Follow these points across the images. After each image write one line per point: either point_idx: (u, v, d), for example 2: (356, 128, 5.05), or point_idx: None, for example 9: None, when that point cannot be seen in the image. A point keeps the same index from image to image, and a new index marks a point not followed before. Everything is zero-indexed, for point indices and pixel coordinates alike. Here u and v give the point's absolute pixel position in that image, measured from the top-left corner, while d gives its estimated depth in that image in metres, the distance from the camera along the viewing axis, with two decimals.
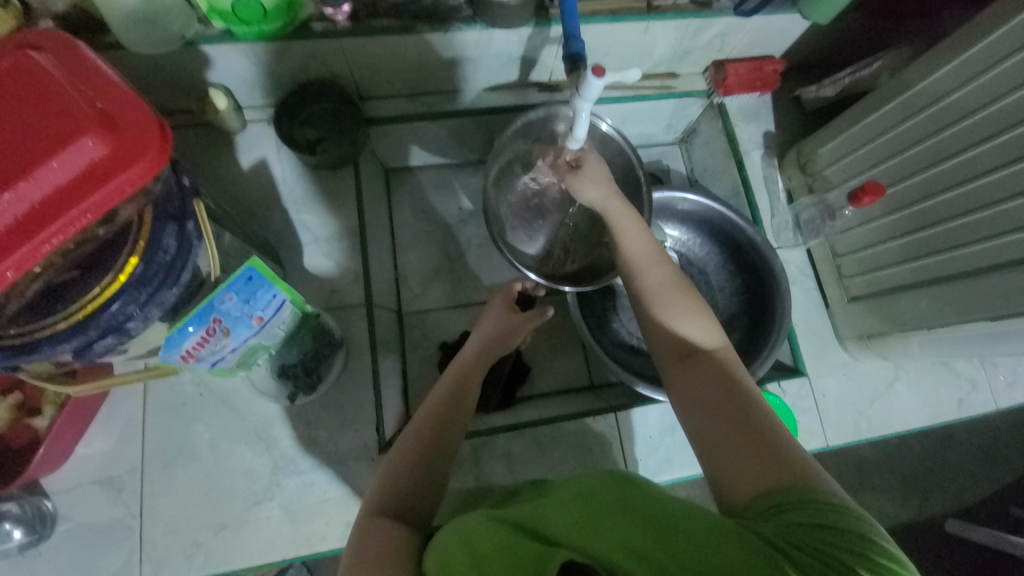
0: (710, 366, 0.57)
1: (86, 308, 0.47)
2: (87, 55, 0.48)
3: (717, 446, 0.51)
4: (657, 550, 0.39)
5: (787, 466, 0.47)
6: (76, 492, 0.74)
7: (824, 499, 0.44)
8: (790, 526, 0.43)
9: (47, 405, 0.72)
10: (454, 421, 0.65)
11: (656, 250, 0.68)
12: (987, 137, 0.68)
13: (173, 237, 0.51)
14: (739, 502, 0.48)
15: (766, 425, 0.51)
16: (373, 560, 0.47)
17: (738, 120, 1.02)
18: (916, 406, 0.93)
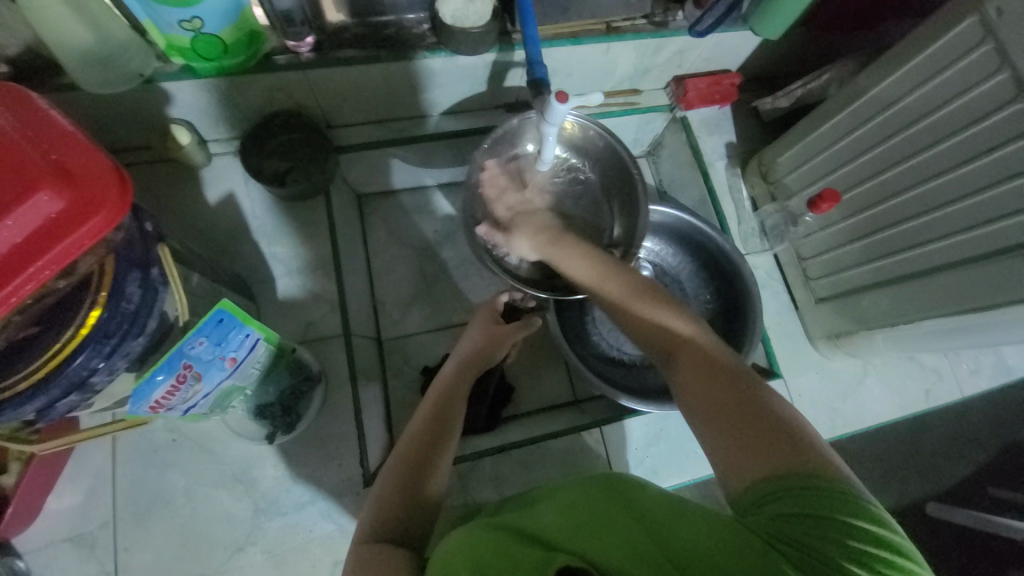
0: (688, 354, 0.56)
1: (49, 365, 0.45)
2: (41, 106, 0.46)
3: (713, 437, 0.50)
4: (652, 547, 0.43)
5: (788, 453, 0.46)
6: (44, 553, 0.70)
7: (815, 483, 0.43)
8: (778, 519, 0.43)
9: (10, 462, 0.68)
10: (447, 439, 0.64)
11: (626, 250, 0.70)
12: (937, 142, 0.71)
13: (137, 284, 0.49)
14: (738, 492, 0.47)
15: (750, 406, 0.49)
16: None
17: (700, 132, 1.06)
18: (887, 399, 0.97)
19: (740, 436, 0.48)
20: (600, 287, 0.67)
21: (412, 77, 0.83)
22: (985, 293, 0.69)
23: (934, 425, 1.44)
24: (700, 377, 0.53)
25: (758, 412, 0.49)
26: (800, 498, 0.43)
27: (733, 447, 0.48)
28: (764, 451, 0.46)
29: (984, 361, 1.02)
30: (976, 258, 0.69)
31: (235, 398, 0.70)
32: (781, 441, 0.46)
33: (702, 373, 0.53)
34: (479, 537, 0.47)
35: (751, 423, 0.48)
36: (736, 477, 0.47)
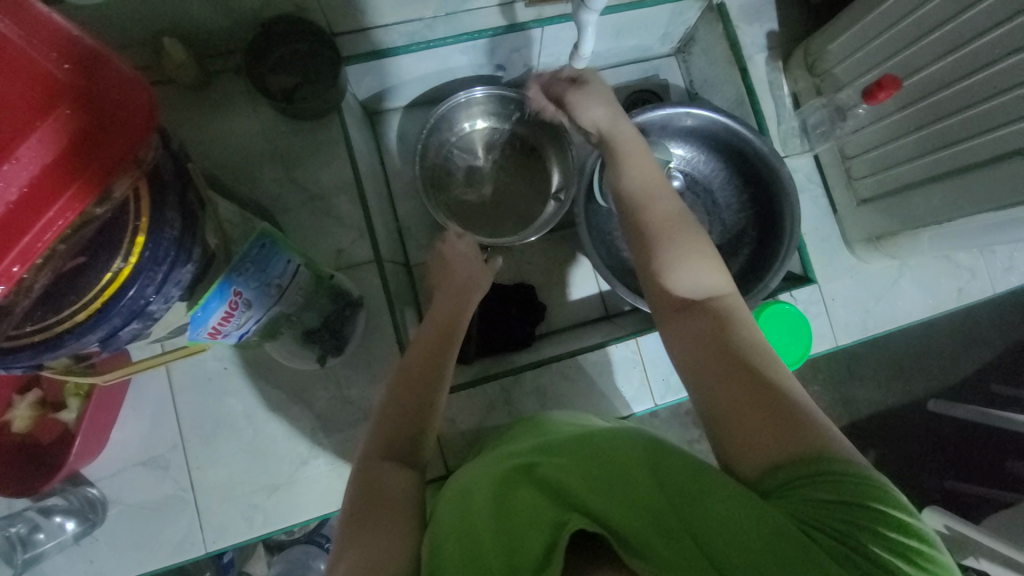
0: (711, 319, 0.58)
1: (103, 296, 0.45)
2: (30, 2, 0.40)
3: (732, 414, 0.51)
4: (675, 520, 0.44)
5: (804, 439, 0.48)
6: (121, 477, 0.74)
7: (840, 469, 0.45)
8: (808, 503, 0.44)
9: (70, 398, 0.71)
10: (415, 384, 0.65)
11: (658, 183, 0.69)
12: (1011, 16, 0.64)
13: (176, 209, 0.48)
14: (753, 474, 0.49)
15: (777, 387, 0.51)
16: (381, 497, 0.53)
17: (740, 22, 0.96)
18: (919, 299, 0.96)
19: (762, 409, 0.50)
20: (635, 213, 0.67)
21: None
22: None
23: (947, 326, 1.47)
24: (723, 345, 0.55)
25: (784, 393, 0.51)
26: (827, 480, 0.45)
27: (755, 420, 0.50)
28: (791, 431, 0.48)
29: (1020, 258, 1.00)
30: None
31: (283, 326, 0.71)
32: (806, 425, 0.49)
33: (725, 343, 0.55)
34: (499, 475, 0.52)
35: (776, 402, 0.50)
36: (754, 453, 0.49)
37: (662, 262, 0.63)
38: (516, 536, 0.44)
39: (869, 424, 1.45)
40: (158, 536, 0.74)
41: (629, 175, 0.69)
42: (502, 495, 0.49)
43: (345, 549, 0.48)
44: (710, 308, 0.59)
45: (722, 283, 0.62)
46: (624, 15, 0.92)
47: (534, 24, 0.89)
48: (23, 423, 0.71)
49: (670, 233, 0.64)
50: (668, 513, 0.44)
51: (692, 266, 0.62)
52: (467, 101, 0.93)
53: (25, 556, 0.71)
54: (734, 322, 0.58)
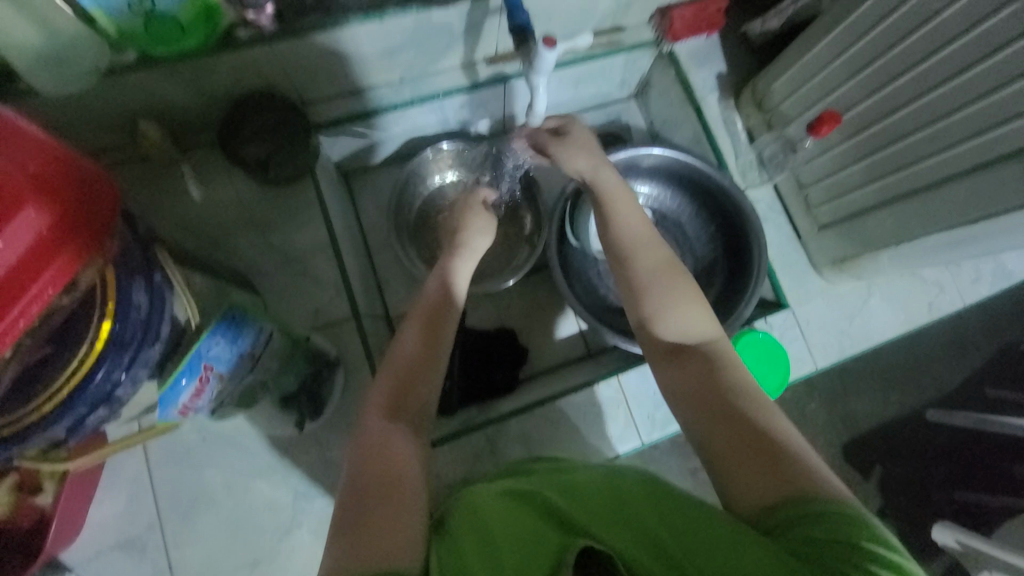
0: (702, 361, 0.60)
1: (69, 385, 0.45)
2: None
3: (724, 453, 0.53)
4: (669, 543, 0.46)
5: (796, 480, 0.49)
6: (99, 559, 0.72)
7: (833, 510, 0.45)
8: (802, 541, 0.44)
9: (46, 482, 0.69)
10: (419, 379, 0.64)
11: (646, 229, 0.72)
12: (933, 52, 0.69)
13: (143, 292, 0.49)
14: (748, 511, 0.50)
15: (769, 429, 0.53)
16: (383, 461, 0.55)
17: (690, 66, 1.02)
18: (891, 316, 0.98)
19: (754, 449, 0.51)
20: (625, 258, 0.70)
21: (373, 46, 0.79)
22: (981, 204, 0.69)
23: (932, 335, 1.49)
24: (715, 387, 0.57)
25: (776, 435, 0.52)
26: (821, 520, 0.45)
27: (749, 463, 0.51)
28: (784, 473, 0.49)
29: (984, 268, 1.03)
30: (978, 167, 0.68)
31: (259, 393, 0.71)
32: (798, 466, 0.50)
33: (715, 384, 0.57)
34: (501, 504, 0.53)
35: (768, 444, 0.51)
36: (750, 492, 0.50)
37: (653, 305, 0.65)
38: (524, 560, 0.46)
39: (867, 438, 1.44)
40: None
41: (619, 222, 0.72)
42: (508, 523, 0.50)
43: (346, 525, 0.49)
44: (700, 351, 0.61)
45: (714, 329, 0.64)
46: (579, 68, 0.98)
47: (496, 81, 0.94)
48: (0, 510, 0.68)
49: (659, 278, 0.67)
50: (663, 535, 0.47)
51: (683, 310, 0.64)
52: (435, 156, 0.99)
53: None
54: (726, 365, 0.59)
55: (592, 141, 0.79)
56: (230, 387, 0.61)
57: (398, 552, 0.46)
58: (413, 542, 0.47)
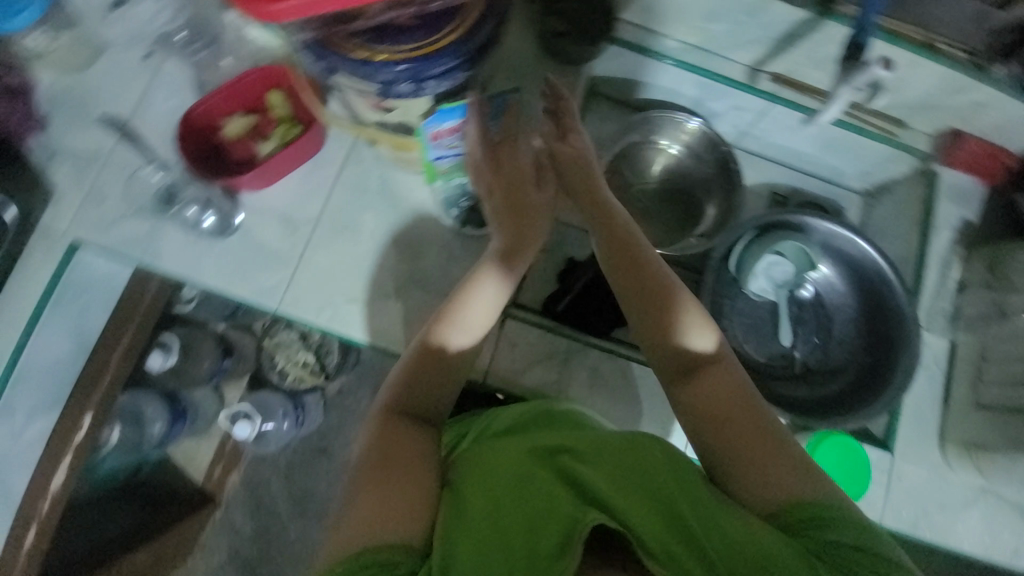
0: (716, 385, 0.68)
1: (416, 53, 0.65)
2: None
3: (749, 475, 0.64)
4: (694, 528, 0.59)
5: (812, 486, 0.63)
6: (259, 216, 0.88)
7: (823, 512, 0.61)
8: (816, 539, 0.60)
9: (275, 137, 0.86)
10: (448, 336, 0.72)
11: (666, 277, 0.74)
12: None
13: (484, 34, 0.67)
14: (769, 508, 0.63)
15: (792, 449, 0.66)
16: (410, 458, 0.66)
17: (946, 197, 0.99)
18: (978, 535, 0.90)
19: (756, 464, 0.64)
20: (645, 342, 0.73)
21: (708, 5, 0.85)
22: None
23: None
24: (738, 427, 0.66)
25: (795, 451, 0.66)
26: (830, 526, 0.60)
27: (758, 473, 0.64)
28: (804, 480, 0.64)
29: None
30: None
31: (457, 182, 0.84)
32: (812, 476, 0.64)
33: (726, 404, 0.67)
34: (491, 464, 0.69)
35: (768, 456, 0.65)
36: (767, 496, 0.64)
37: (676, 348, 0.71)
38: (539, 522, 0.60)
39: None
40: (250, 275, 0.86)
41: (630, 289, 0.74)
42: (505, 492, 0.64)
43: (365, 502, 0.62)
44: (715, 376, 0.68)
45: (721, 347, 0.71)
46: (846, 135, 0.97)
47: (768, 96, 0.96)
48: (235, 130, 0.86)
49: (681, 336, 0.71)
50: (688, 516, 0.60)
51: (697, 348, 0.70)
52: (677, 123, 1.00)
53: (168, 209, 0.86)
54: (736, 389, 0.68)
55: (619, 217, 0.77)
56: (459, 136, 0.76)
57: (400, 531, 0.60)
58: (416, 517, 0.62)
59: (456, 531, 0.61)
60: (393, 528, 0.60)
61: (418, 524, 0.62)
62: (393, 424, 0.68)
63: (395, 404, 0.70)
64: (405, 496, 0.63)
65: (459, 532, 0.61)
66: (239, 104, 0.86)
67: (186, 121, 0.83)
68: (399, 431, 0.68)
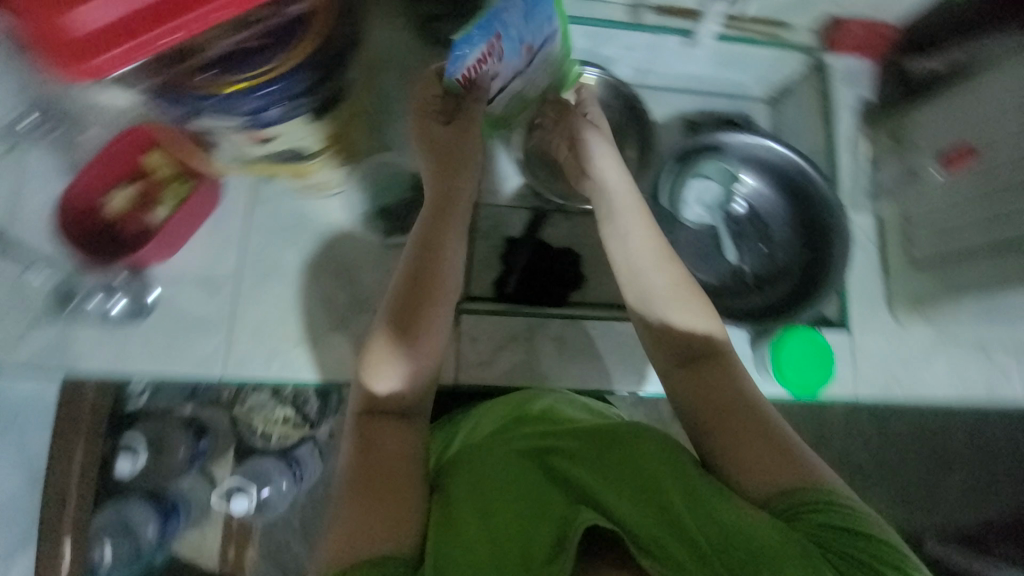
0: (716, 366, 0.64)
1: (253, 81, 0.52)
2: None
3: (749, 458, 0.59)
4: (688, 523, 0.55)
5: (811, 474, 0.58)
6: (177, 285, 0.81)
7: (821, 509, 0.55)
8: (814, 525, 0.54)
9: (168, 199, 0.77)
10: (385, 371, 0.62)
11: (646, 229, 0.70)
12: None
13: (341, 31, 0.57)
14: (762, 497, 0.58)
15: (792, 434, 0.60)
16: (389, 463, 0.58)
17: (839, 82, 1.04)
18: (944, 379, 0.96)
19: (757, 450, 0.59)
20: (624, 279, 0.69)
21: None
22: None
23: None
24: (736, 409, 0.61)
25: (796, 439, 0.60)
26: (832, 511, 0.55)
27: (756, 462, 0.58)
28: (801, 468, 0.58)
29: None
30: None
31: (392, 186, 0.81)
32: (811, 466, 0.58)
33: (732, 399, 0.62)
34: (485, 468, 0.64)
35: (766, 442, 0.59)
36: (766, 482, 0.58)
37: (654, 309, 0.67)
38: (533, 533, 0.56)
39: None
40: (187, 349, 0.80)
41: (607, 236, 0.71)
42: (502, 495, 0.60)
43: (356, 521, 0.54)
44: (715, 356, 0.65)
45: (717, 329, 0.67)
46: (734, 47, 1.02)
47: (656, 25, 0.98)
48: (119, 206, 0.74)
49: (668, 292, 0.67)
50: (680, 508, 0.56)
51: (694, 327, 0.66)
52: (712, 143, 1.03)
53: (68, 309, 0.78)
54: (737, 373, 0.64)
55: (609, 170, 0.73)
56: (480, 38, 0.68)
57: (381, 544, 0.53)
58: (409, 527, 0.56)
59: (450, 535, 0.56)
60: (379, 540, 0.53)
61: (410, 522, 0.56)
62: (372, 421, 0.61)
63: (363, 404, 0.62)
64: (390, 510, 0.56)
65: (447, 540, 0.55)
66: (115, 176, 0.74)
67: (61, 212, 0.72)
68: (379, 433, 0.60)
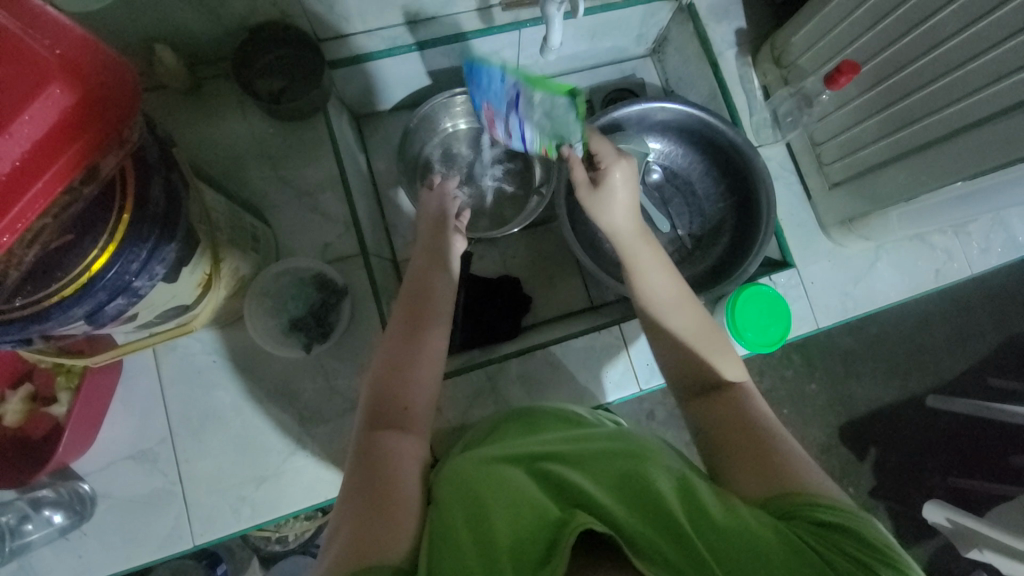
0: (728, 398, 0.64)
1: (82, 277, 0.47)
2: (103, 47, 0.44)
3: (740, 457, 0.57)
4: (683, 517, 0.47)
5: (802, 477, 0.54)
6: (110, 470, 0.75)
7: (825, 514, 0.49)
8: (815, 529, 0.48)
9: (62, 392, 0.73)
10: (392, 384, 0.64)
11: (663, 261, 0.74)
12: None
13: (160, 186, 0.51)
14: (757, 499, 0.53)
15: (786, 447, 0.57)
16: (378, 478, 0.55)
17: (709, 21, 1.00)
18: (896, 280, 0.98)
19: (761, 461, 0.56)
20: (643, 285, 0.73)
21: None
22: (980, 159, 0.69)
23: (936, 320, 1.48)
24: (741, 420, 0.61)
25: (790, 452, 0.57)
26: (829, 511, 0.50)
27: (751, 465, 0.56)
28: (792, 474, 0.54)
29: (995, 239, 1.02)
30: (970, 128, 0.70)
31: (329, 294, 0.79)
32: (802, 472, 0.54)
33: (740, 423, 0.60)
34: (479, 474, 0.56)
35: (770, 454, 0.57)
36: (761, 485, 0.54)
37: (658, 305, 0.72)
38: (532, 534, 0.46)
39: (867, 422, 1.45)
40: (147, 529, 0.75)
41: (631, 249, 0.75)
42: (504, 495, 0.51)
43: (350, 534, 0.49)
44: (727, 389, 0.65)
45: (736, 373, 0.67)
46: (596, 18, 0.95)
47: (511, 28, 0.90)
48: (15, 418, 0.73)
49: (673, 304, 0.71)
50: (670, 500, 0.49)
51: (713, 365, 0.67)
52: (615, 121, 0.98)
53: (12, 545, 0.72)
54: (743, 401, 0.64)
55: (622, 198, 0.76)
56: (555, 109, 0.76)
57: (384, 554, 0.47)
58: (401, 537, 0.49)
59: (444, 544, 0.48)
60: (377, 549, 0.48)
61: (403, 538, 0.50)
62: (376, 435, 0.59)
63: (370, 419, 0.61)
64: (384, 522, 0.50)
65: (442, 546, 0.48)
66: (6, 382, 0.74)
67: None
68: (385, 446, 0.58)
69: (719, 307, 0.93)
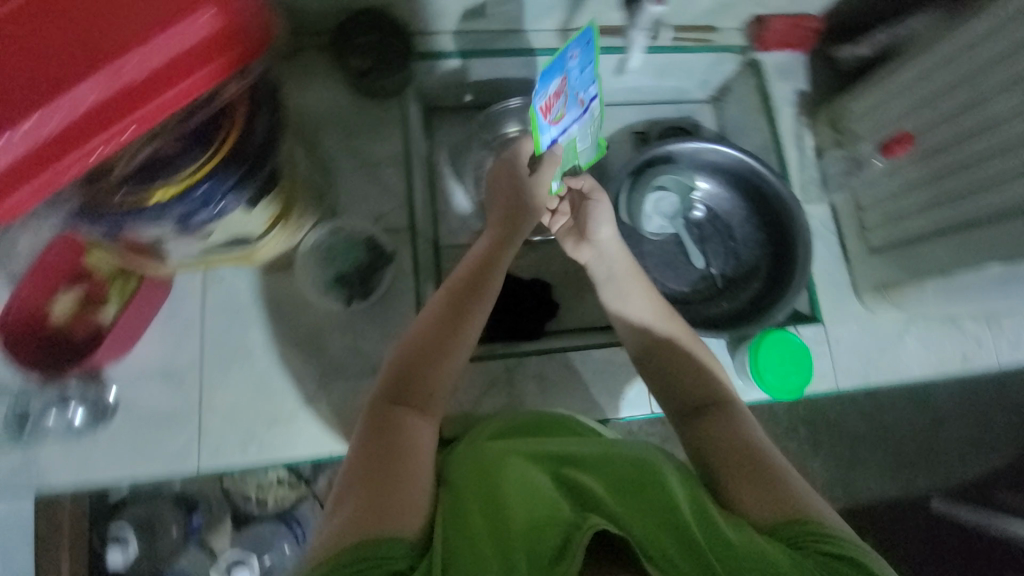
0: (721, 416, 0.65)
1: (181, 185, 0.52)
2: None
3: (741, 476, 0.58)
4: (692, 527, 0.49)
5: (804, 501, 0.55)
6: (137, 381, 0.79)
7: (828, 541, 0.50)
8: (817, 555, 0.49)
9: (113, 299, 0.76)
10: (407, 358, 0.64)
11: (649, 289, 0.75)
12: None
13: (263, 122, 0.56)
14: (761, 520, 0.54)
15: (783, 468, 0.58)
16: (394, 450, 0.56)
17: (773, 77, 1.05)
18: (922, 356, 0.98)
19: (763, 481, 0.57)
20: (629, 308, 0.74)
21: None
22: None
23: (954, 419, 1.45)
24: (737, 438, 0.61)
25: (789, 474, 0.58)
26: (831, 538, 0.51)
27: (754, 485, 0.57)
28: (796, 498, 0.55)
29: None
30: (1018, 212, 0.72)
31: (375, 258, 0.83)
32: (804, 496, 0.55)
33: (738, 442, 0.61)
34: (494, 466, 0.57)
35: (773, 474, 0.57)
36: (765, 505, 0.55)
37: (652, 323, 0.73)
38: (540, 534, 0.48)
39: (869, 509, 1.40)
40: (158, 445, 0.77)
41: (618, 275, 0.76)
42: (515, 490, 0.53)
43: (364, 501, 0.51)
44: (718, 406, 0.66)
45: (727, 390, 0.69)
46: (666, 57, 1.01)
47: None
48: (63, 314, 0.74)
49: (663, 328, 0.72)
50: (680, 507, 0.50)
51: (703, 381, 0.68)
52: (669, 153, 1.02)
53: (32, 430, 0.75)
54: (738, 417, 0.64)
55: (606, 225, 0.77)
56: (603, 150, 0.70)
57: (395, 528, 0.49)
58: (414, 512, 0.52)
59: (457, 531, 0.50)
60: (388, 523, 0.50)
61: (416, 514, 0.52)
62: (394, 409, 0.60)
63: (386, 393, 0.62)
64: (397, 494, 0.52)
65: (456, 534, 0.50)
66: (57, 279, 0.74)
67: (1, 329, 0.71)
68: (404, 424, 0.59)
69: (741, 347, 0.94)
